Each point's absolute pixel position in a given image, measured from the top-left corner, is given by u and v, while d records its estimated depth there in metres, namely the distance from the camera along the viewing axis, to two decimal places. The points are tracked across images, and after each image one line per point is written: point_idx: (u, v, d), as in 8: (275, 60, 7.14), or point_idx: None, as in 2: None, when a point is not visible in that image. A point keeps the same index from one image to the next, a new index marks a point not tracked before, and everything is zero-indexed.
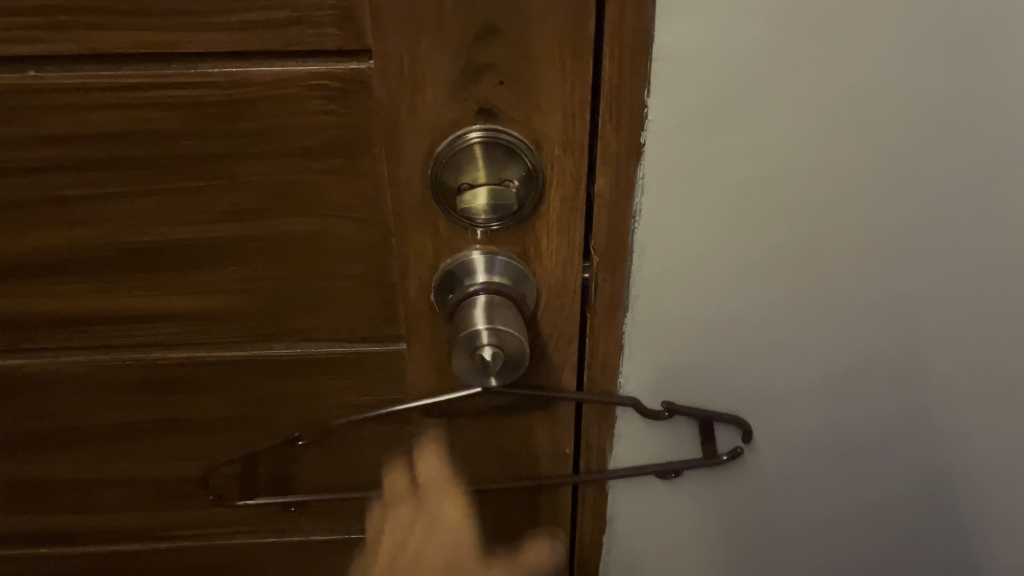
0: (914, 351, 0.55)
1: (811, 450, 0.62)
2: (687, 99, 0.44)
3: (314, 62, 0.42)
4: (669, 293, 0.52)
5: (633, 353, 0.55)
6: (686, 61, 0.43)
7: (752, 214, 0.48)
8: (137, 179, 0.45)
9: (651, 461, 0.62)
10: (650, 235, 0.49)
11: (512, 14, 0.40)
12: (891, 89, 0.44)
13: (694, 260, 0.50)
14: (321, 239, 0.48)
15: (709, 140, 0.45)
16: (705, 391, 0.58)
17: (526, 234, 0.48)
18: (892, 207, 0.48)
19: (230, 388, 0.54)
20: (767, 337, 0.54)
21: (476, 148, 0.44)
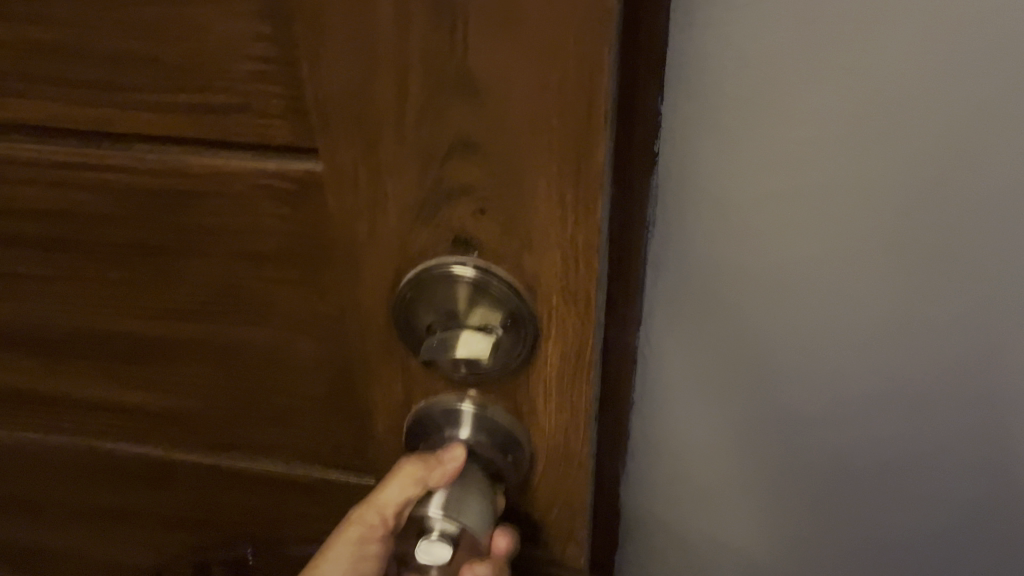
0: (964, 411, 0.48)
1: (847, 514, 0.55)
2: (696, 107, 0.39)
3: (263, 158, 0.34)
4: (686, 315, 0.47)
5: (649, 382, 0.52)
6: (697, 64, 0.38)
7: (773, 234, 0.43)
8: (80, 262, 0.40)
9: (735, 463, 0.54)
10: (665, 254, 0.45)
11: (488, 126, 0.30)
12: (936, 108, 0.37)
13: (710, 284, 0.46)
14: (279, 353, 0.41)
15: (722, 150, 0.40)
16: (725, 434, 0.53)
17: (519, 389, 0.37)
18: (936, 235, 0.41)
19: (194, 489, 0.48)
20: (795, 373, 0.48)
21: (458, 285, 0.34)
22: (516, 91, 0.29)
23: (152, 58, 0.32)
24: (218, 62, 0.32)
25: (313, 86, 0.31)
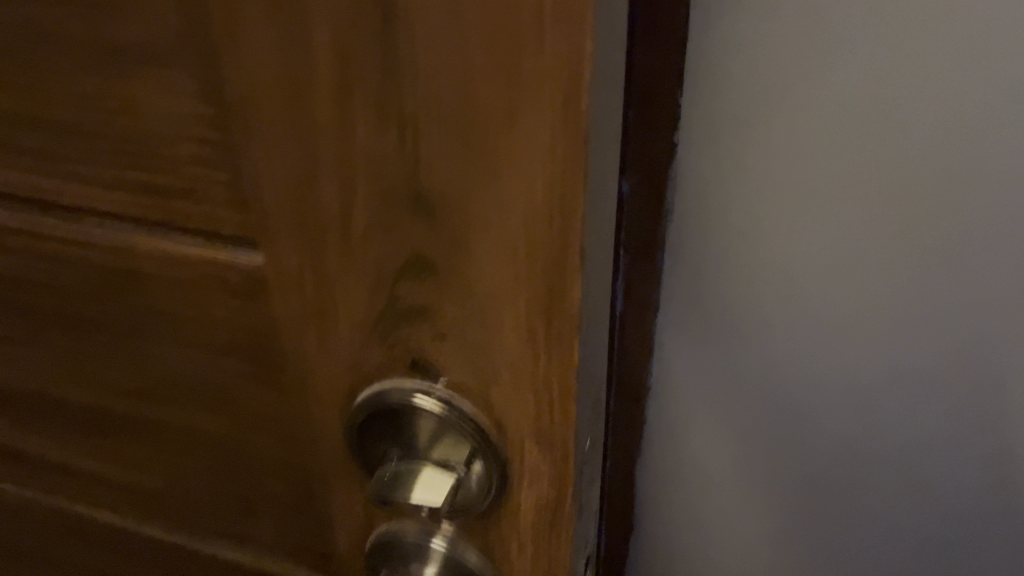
0: (980, 470, 0.46)
1: (861, 575, 0.52)
2: (705, 138, 0.39)
3: (209, 247, 0.30)
4: (693, 354, 0.46)
5: (654, 430, 0.50)
6: (707, 94, 0.38)
7: (781, 275, 0.42)
8: (36, 330, 0.36)
9: (744, 516, 0.52)
10: (675, 289, 0.44)
11: (444, 247, 0.25)
12: (949, 144, 0.37)
13: (721, 321, 0.45)
14: (238, 446, 0.37)
15: (731, 184, 0.40)
16: (727, 483, 0.51)
17: (490, 532, 0.32)
18: (950, 274, 0.40)
19: (164, 565, 0.45)
20: (803, 422, 0.47)
21: (419, 420, 0.29)
22: (477, 211, 0.24)
23: (89, 131, 0.29)
24: (155, 144, 0.28)
25: (255, 179, 0.27)
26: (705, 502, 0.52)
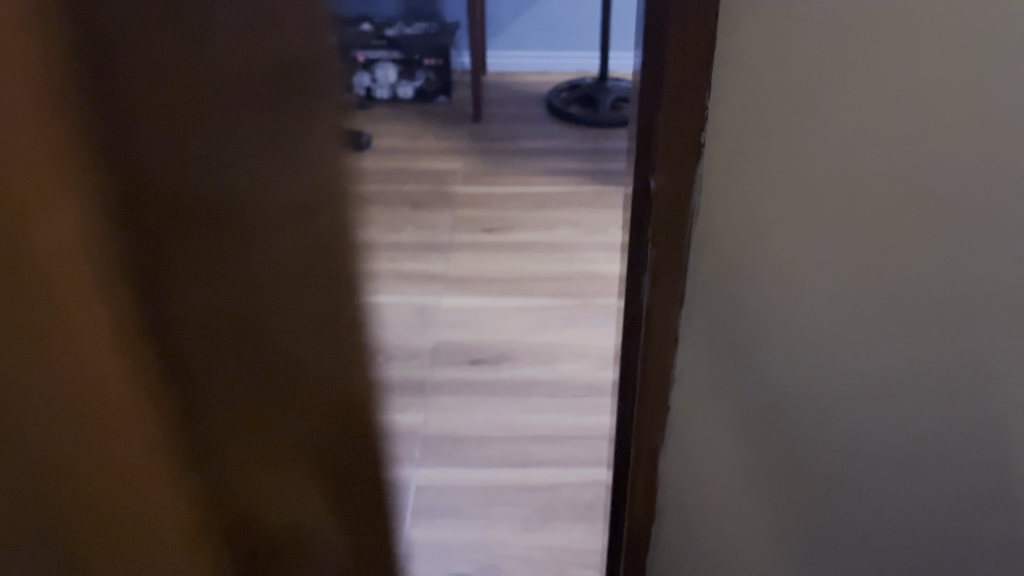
0: (922, 344, 0.66)
1: (852, 446, 0.72)
2: (739, 99, 0.55)
3: None
4: (724, 261, 0.63)
5: (691, 321, 0.66)
6: (740, 70, 0.54)
7: (784, 197, 0.59)
8: None
9: (760, 384, 0.69)
10: (712, 218, 0.61)
11: None
12: (901, 103, 0.55)
13: (745, 234, 0.61)
14: None
15: (753, 137, 0.57)
16: (746, 361, 0.68)
17: None
18: (906, 196, 0.59)
19: None
20: (801, 311, 0.65)
21: None
22: None
23: None
24: None
25: None
26: (724, 380, 0.69)
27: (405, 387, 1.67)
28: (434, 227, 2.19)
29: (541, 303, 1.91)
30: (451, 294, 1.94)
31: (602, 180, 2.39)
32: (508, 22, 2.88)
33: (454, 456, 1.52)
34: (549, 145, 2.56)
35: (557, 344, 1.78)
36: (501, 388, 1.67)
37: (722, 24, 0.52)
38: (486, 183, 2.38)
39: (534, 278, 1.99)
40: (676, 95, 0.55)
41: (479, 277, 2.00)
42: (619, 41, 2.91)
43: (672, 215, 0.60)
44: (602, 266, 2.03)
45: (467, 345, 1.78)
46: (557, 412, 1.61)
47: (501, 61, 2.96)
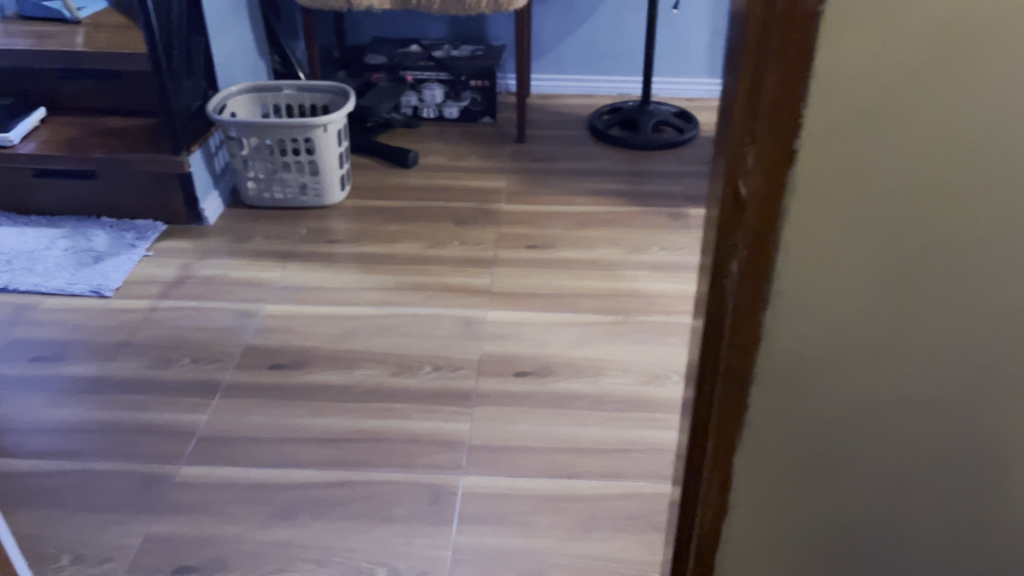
0: (1004, 367, 0.64)
1: (921, 468, 0.70)
2: (833, 111, 0.53)
3: None
4: (805, 286, 0.60)
5: (765, 344, 0.64)
6: (835, 81, 0.52)
7: (870, 219, 0.57)
8: None
9: (831, 409, 0.67)
10: (794, 239, 0.58)
11: None
12: (998, 117, 0.53)
13: (828, 258, 0.59)
14: None
15: (842, 155, 0.54)
16: (821, 384, 0.65)
17: None
18: (1000, 215, 0.57)
19: None
20: (880, 334, 0.62)
21: None
22: None
23: None
24: None
25: None
26: (796, 405, 0.67)
27: (451, 396, 1.71)
28: (478, 243, 2.23)
29: (584, 319, 1.93)
30: (495, 307, 1.98)
31: (644, 201, 2.42)
32: (552, 46, 2.94)
33: (499, 466, 1.54)
34: (591, 166, 2.61)
35: (600, 359, 1.81)
36: (544, 400, 1.70)
37: (824, 31, 0.50)
38: (529, 202, 2.42)
39: (577, 294, 2.02)
40: (773, 103, 0.53)
41: (523, 292, 2.04)
42: (663, 66, 2.95)
43: (763, 227, 0.58)
44: (644, 285, 2.06)
45: (512, 358, 1.82)
46: (600, 426, 1.63)
47: (545, 83, 3.02)
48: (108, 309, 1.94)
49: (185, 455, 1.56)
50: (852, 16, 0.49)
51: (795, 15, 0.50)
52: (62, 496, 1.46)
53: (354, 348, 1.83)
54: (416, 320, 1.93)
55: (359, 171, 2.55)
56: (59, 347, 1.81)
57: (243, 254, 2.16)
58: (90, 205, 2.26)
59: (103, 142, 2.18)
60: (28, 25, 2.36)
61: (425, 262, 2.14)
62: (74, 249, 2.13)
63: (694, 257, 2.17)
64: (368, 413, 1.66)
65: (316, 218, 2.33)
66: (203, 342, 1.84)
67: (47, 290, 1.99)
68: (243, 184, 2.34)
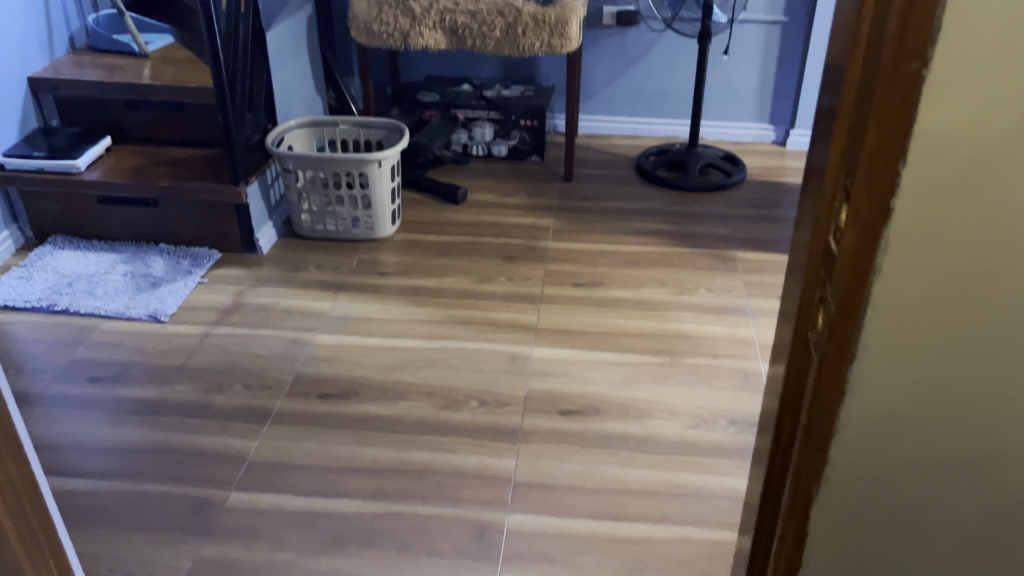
0: None
1: (1002, 531, 0.69)
2: (930, 172, 0.54)
3: None
4: (891, 343, 0.60)
5: (849, 400, 0.63)
6: (934, 141, 0.53)
7: (962, 279, 0.57)
8: None
9: (912, 464, 0.66)
10: (884, 297, 0.58)
11: None
12: None
13: (916, 316, 0.59)
14: None
15: (935, 215, 0.55)
16: (901, 440, 0.65)
17: None
18: None
19: None
20: (966, 393, 0.62)
21: None
22: None
23: None
24: None
25: None
26: (876, 460, 0.66)
27: (498, 432, 1.71)
28: (525, 279, 2.25)
29: (631, 359, 1.93)
30: (542, 344, 1.98)
31: (692, 242, 2.43)
32: (601, 87, 2.98)
33: (546, 504, 1.54)
34: (638, 207, 2.62)
35: (647, 400, 1.80)
36: (590, 439, 1.70)
37: (925, 93, 0.51)
38: (576, 240, 2.44)
39: (623, 334, 2.02)
40: (872, 162, 0.54)
41: (570, 329, 2.04)
42: (711, 109, 2.97)
43: (854, 282, 0.58)
44: (691, 327, 2.05)
45: (558, 395, 1.82)
46: (646, 468, 1.62)
47: (592, 123, 3.06)
48: (165, 334, 1.98)
49: (236, 480, 1.58)
50: (953, 79, 0.51)
51: (897, 75, 0.51)
52: (116, 517, 1.49)
53: (402, 380, 1.85)
54: (464, 354, 1.94)
55: (408, 206, 2.60)
56: (117, 369, 1.86)
57: (296, 284, 2.20)
58: (150, 232, 2.32)
59: (166, 172, 2.26)
60: (98, 56, 2.45)
61: (473, 297, 2.17)
62: (133, 274, 2.19)
63: (742, 300, 2.16)
64: (415, 445, 1.67)
65: (367, 251, 2.37)
66: (255, 369, 1.87)
67: (106, 313, 2.04)
68: (297, 216, 2.39)
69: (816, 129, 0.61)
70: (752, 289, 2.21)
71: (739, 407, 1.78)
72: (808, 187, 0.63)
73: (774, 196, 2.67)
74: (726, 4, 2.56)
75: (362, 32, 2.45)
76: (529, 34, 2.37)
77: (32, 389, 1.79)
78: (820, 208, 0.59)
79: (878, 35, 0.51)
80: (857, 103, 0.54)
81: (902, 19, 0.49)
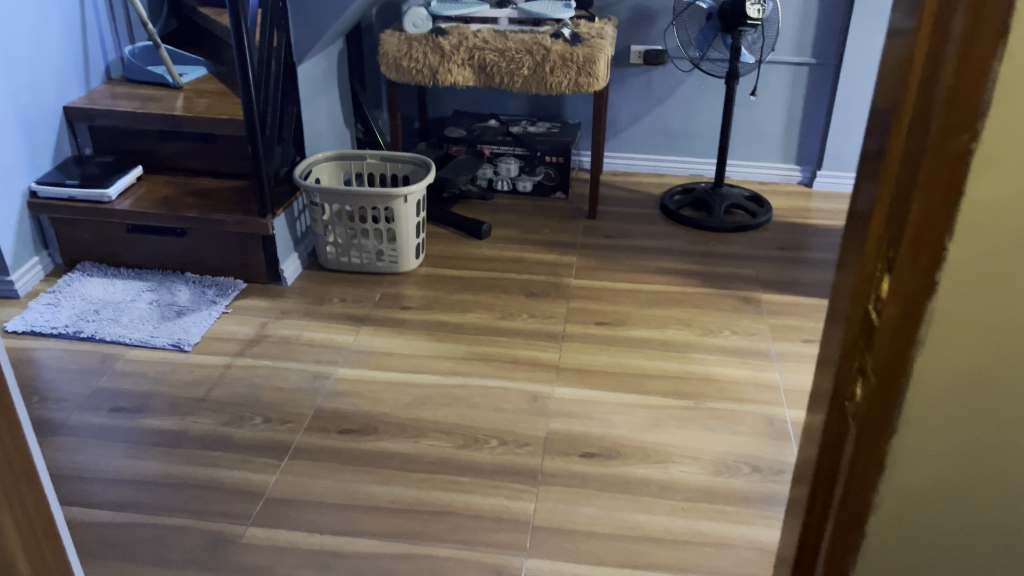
0: None
1: None
2: (976, 247, 0.52)
3: None
4: (931, 418, 0.59)
5: (887, 475, 0.62)
6: (981, 216, 0.52)
7: (1007, 354, 0.56)
8: None
9: (951, 541, 0.64)
10: (926, 372, 0.57)
11: None
12: None
13: (958, 390, 0.57)
14: None
15: (980, 291, 0.54)
16: (940, 516, 0.63)
17: None
18: None
19: None
20: (1008, 469, 0.60)
21: None
22: None
23: None
24: None
25: None
26: (914, 537, 0.64)
27: (518, 473, 1.69)
28: (548, 317, 2.24)
29: (653, 401, 1.91)
30: (564, 384, 1.97)
31: (716, 283, 2.41)
32: (627, 125, 2.99)
33: (565, 549, 1.52)
34: (662, 245, 2.61)
35: (669, 445, 1.77)
36: (611, 484, 1.67)
37: (973, 169, 0.51)
38: (599, 278, 2.43)
39: (646, 375, 2.00)
40: (916, 235, 0.53)
41: (592, 369, 2.03)
42: (737, 148, 2.97)
43: (895, 356, 0.57)
44: (714, 369, 2.03)
45: (579, 437, 1.79)
46: (668, 515, 1.60)
47: (617, 161, 3.06)
48: (187, 364, 1.99)
49: (253, 516, 1.57)
50: (1003, 155, 0.50)
51: (945, 147, 0.50)
52: (133, 551, 1.48)
53: (423, 417, 1.84)
54: (484, 392, 1.93)
55: (432, 240, 2.61)
56: (139, 399, 1.87)
57: (319, 317, 2.20)
58: (177, 261, 2.35)
59: (195, 202, 2.28)
60: (132, 87, 2.49)
61: (496, 333, 2.16)
62: (159, 303, 2.21)
63: (766, 344, 2.13)
64: (434, 484, 1.65)
65: (390, 284, 2.38)
66: (276, 402, 1.87)
67: (131, 342, 2.05)
68: (323, 248, 2.40)
69: (858, 198, 0.61)
70: (778, 332, 2.18)
71: (763, 454, 1.75)
72: (849, 255, 0.62)
73: (800, 237, 2.65)
74: (754, 44, 2.55)
75: (391, 68, 2.47)
76: (557, 72, 2.39)
77: (55, 417, 1.80)
78: (861, 277, 0.59)
79: (926, 103, 0.51)
80: (902, 173, 0.53)
81: (953, 88, 0.49)
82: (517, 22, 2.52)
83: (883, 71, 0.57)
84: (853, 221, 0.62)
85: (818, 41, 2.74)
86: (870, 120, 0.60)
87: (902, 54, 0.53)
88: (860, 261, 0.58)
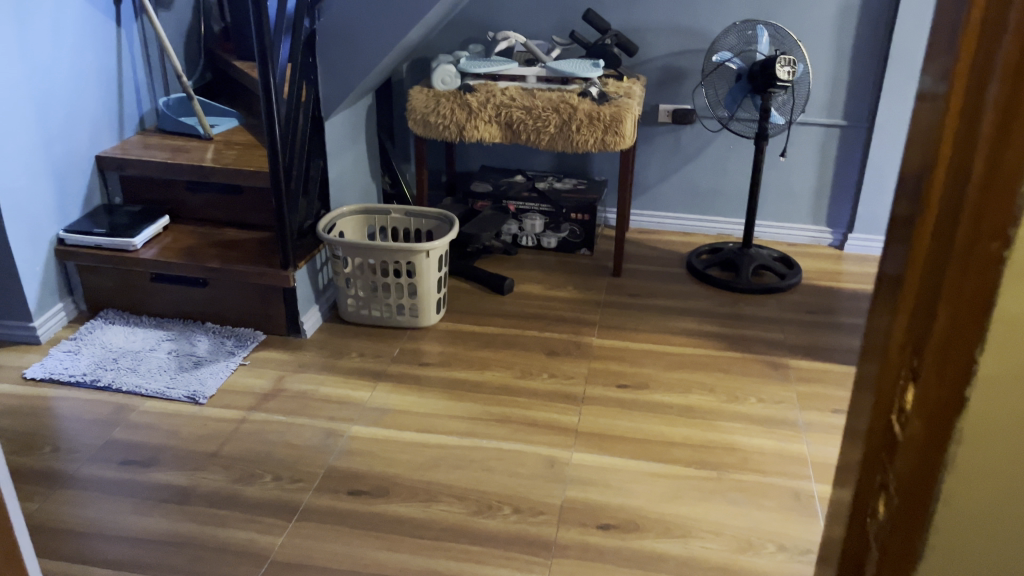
0: None
1: None
2: (1007, 361, 0.49)
3: None
4: (962, 540, 0.54)
5: None
6: (1013, 329, 0.48)
7: None
8: None
9: None
10: (956, 492, 0.53)
11: None
12: None
13: (991, 511, 0.53)
14: None
15: (1014, 408, 0.50)
16: None
17: None
18: None
19: None
20: None
21: None
22: None
23: None
24: None
25: None
26: None
27: (531, 544, 1.63)
28: (569, 377, 2.19)
29: (675, 471, 1.84)
30: (582, 449, 1.91)
31: (743, 346, 2.35)
32: (654, 183, 2.97)
33: None
34: (687, 306, 2.56)
35: (691, 519, 1.70)
36: (628, 558, 1.60)
37: (1004, 281, 0.47)
38: (622, 338, 2.38)
39: (668, 443, 1.94)
40: (941, 347, 0.49)
41: (612, 434, 1.97)
42: (766, 209, 2.93)
43: (919, 474, 0.53)
44: (739, 439, 1.96)
45: (596, 507, 1.73)
46: None
47: (643, 219, 3.04)
48: (201, 418, 1.97)
49: None
50: None
51: (973, 256, 0.47)
52: None
53: (435, 480, 1.79)
54: (500, 456, 1.87)
55: (454, 295, 2.59)
56: (151, 452, 1.84)
57: (337, 371, 2.18)
58: (198, 310, 2.35)
59: (218, 253, 2.29)
60: (164, 137, 2.53)
61: (516, 394, 2.11)
62: (178, 353, 2.21)
63: (795, 413, 2.06)
64: (444, 553, 1.60)
65: (410, 339, 2.35)
66: (288, 459, 1.84)
67: (147, 393, 2.04)
68: (344, 301, 2.39)
69: (880, 297, 0.58)
70: (806, 400, 2.11)
71: (788, 532, 1.67)
72: (871, 357, 0.59)
73: (830, 301, 2.58)
74: (784, 105, 2.53)
75: (418, 123, 2.49)
76: (583, 131, 2.38)
77: (66, 468, 1.78)
78: (882, 383, 0.55)
79: (953, 209, 0.48)
80: (928, 278, 0.50)
81: (981, 194, 0.46)
82: (545, 80, 2.53)
83: (906, 162, 0.55)
84: (874, 321, 0.59)
85: (850, 103, 2.71)
86: (893, 214, 0.57)
87: (926, 149, 0.51)
88: (881, 366, 0.55)
